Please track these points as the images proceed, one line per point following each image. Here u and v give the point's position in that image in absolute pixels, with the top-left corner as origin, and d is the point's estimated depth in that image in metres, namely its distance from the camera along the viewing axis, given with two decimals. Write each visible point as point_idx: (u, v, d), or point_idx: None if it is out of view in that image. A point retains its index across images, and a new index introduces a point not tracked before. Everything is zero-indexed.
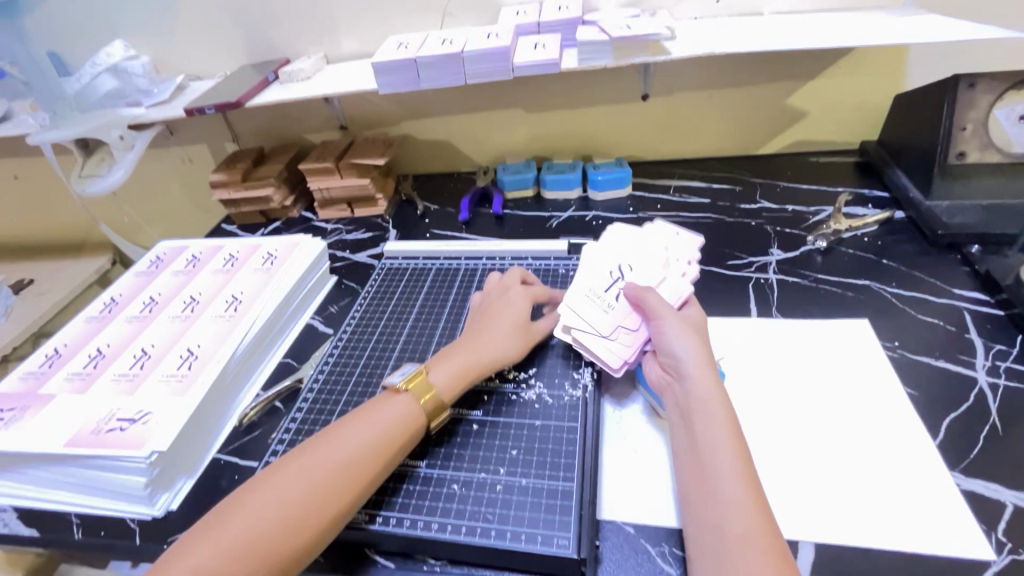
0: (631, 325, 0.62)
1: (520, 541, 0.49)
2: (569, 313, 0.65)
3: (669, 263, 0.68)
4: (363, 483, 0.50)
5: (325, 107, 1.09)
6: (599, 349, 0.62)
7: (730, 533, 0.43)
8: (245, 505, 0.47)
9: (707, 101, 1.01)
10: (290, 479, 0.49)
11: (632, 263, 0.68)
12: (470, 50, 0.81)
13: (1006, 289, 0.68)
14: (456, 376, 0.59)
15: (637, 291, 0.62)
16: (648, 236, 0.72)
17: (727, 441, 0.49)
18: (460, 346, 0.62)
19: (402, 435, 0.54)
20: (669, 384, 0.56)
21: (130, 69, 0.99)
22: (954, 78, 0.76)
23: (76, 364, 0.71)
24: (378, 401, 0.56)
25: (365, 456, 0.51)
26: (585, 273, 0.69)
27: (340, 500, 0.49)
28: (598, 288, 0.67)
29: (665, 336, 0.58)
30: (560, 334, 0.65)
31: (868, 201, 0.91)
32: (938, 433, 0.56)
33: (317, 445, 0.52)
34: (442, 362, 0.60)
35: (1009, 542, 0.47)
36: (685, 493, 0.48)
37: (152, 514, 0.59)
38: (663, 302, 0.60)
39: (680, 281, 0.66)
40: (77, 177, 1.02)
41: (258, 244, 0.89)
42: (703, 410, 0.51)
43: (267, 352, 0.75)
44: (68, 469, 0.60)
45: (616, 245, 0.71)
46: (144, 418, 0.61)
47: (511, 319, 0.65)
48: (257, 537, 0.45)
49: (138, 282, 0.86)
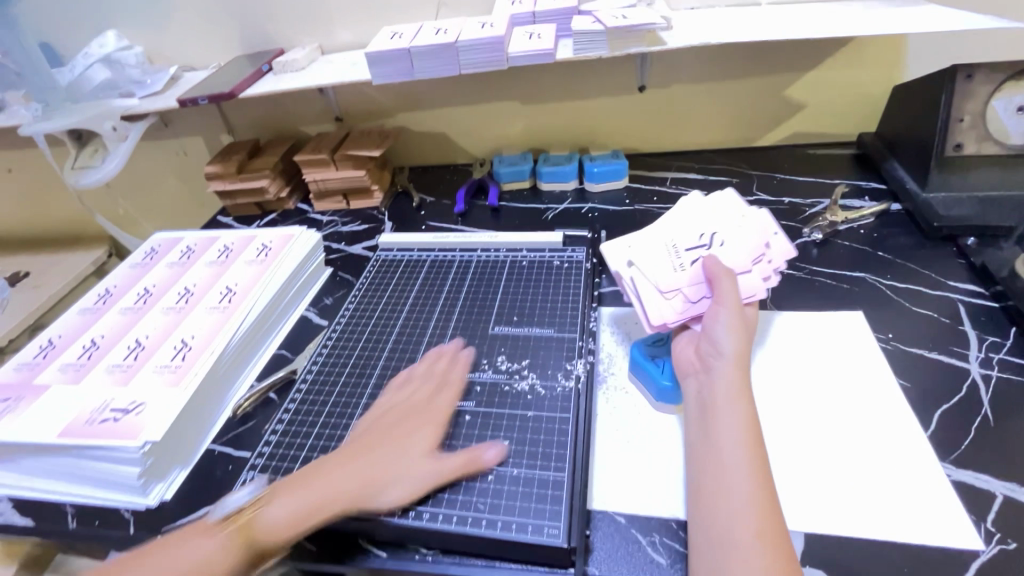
0: (691, 296, 0.57)
1: (511, 531, 0.49)
2: (639, 252, 0.61)
3: (762, 259, 0.59)
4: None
5: (320, 98, 1.08)
6: (647, 298, 0.57)
7: (737, 531, 0.42)
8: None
9: (704, 93, 1.01)
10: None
11: (726, 236, 0.60)
12: (464, 40, 0.80)
13: (1001, 282, 0.68)
14: (294, 516, 0.50)
15: (715, 269, 0.55)
16: (758, 218, 0.61)
17: (744, 438, 0.46)
18: (319, 476, 0.52)
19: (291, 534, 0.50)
20: (696, 371, 0.54)
21: (124, 59, 0.99)
22: (952, 69, 0.76)
23: (70, 355, 0.71)
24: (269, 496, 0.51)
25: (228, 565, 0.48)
26: (670, 226, 0.63)
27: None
28: (678, 244, 0.61)
29: (714, 323, 0.53)
30: (617, 264, 0.62)
31: (865, 193, 0.91)
32: (930, 424, 0.56)
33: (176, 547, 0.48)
34: (291, 492, 0.51)
35: (998, 532, 0.47)
36: (696, 486, 0.46)
37: (147, 503, 0.59)
38: (733, 291, 0.54)
39: (759, 282, 0.58)
40: (71, 169, 1.01)
41: (253, 236, 0.89)
42: (726, 407, 0.48)
43: (261, 343, 0.75)
44: (62, 459, 0.60)
45: (721, 213, 0.62)
46: (138, 408, 0.61)
47: (399, 447, 0.54)
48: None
49: (133, 273, 0.86)
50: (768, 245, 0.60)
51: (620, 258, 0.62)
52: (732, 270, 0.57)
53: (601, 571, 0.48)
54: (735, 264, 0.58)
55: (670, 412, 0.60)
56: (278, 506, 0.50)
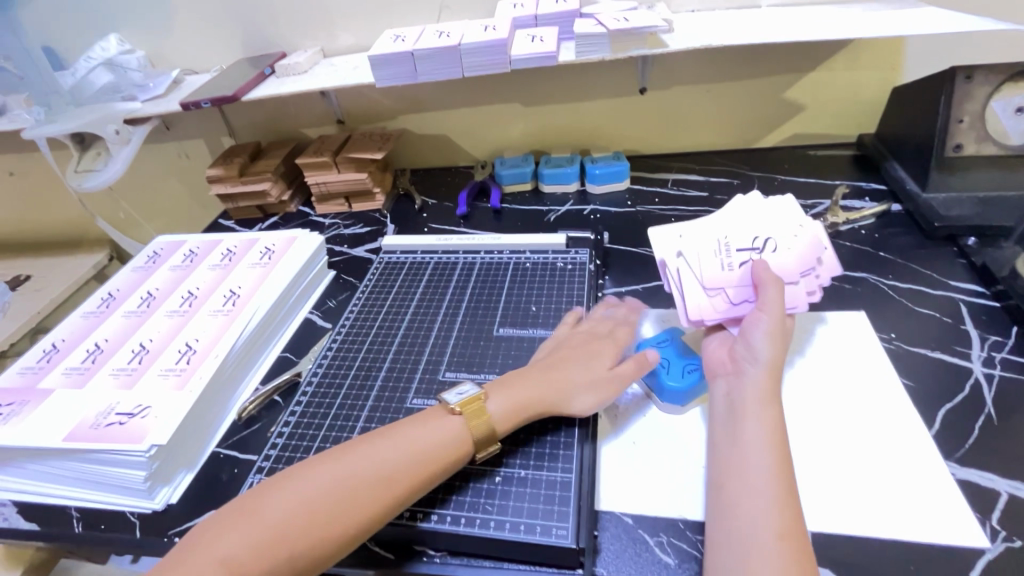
0: (734, 298, 0.57)
1: (520, 532, 0.49)
2: (691, 244, 0.61)
3: (812, 272, 0.58)
4: (364, 520, 0.47)
5: (322, 101, 1.09)
6: (689, 292, 0.58)
7: (759, 531, 0.41)
8: (227, 535, 0.44)
9: (705, 95, 1.01)
10: (283, 506, 0.46)
11: (780, 243, 0.59)
12: (467, 43, 0.80)
13: (1002, 281, 0.68)
14: (513, 408, 0.55)
15: (762, 275, 0.55)
16: (815, 228, 0.59)
17: (769, 441, 0.46)
18: (529, 377, 0.58)
19: (426, 466, 0.50)
20: (727, 372, 0.53)
21: (126, 63, 1.00)
22: (951, 71, 0.77)
23: (74, 359, 0.71)
24: (426, 419, 0.54)
25: (375, 486, 0.48)
26: (723, 222, 0.62)
27: (357, 524, 0.47)
28: (731, 243, 0.60)
29: (754, 328, 0.53)
30: (665, 252, 0.61)
31: (865, 194, 0.91)
32: (934, 424, 0.57)
33: (314, 471, 0.49)
34: (506, 389, 0.56)
35: (1003, 530, 0.48)
36: (716, 485, 0.46)
37: (153, 507, 0.59)
38: (778, 299, 0.53)
39: (803, 294, 0.57)
40: (73, 172, 1.01)
41: (256, 239, 0.89)
42: (754, 410, 0.48)
43: (266, 346, 0.75)
44: (67, 463, 0.60)
45: (780, 219, 0.60)
46: (143, 412, 0.61)
47: (586, 361, 0.59)
48: (232, 569, 0.43)
49: (136, 277, 0.86)
50: (820, 257, 0.59)
51: (669, 247, 0.61)
52: (781, 278, 0.56)
53: (609, 571, 0.48)
54: (783, 273, 0.57)
55: (676, 412, 0.60)
56: (498, 400, 0.55)
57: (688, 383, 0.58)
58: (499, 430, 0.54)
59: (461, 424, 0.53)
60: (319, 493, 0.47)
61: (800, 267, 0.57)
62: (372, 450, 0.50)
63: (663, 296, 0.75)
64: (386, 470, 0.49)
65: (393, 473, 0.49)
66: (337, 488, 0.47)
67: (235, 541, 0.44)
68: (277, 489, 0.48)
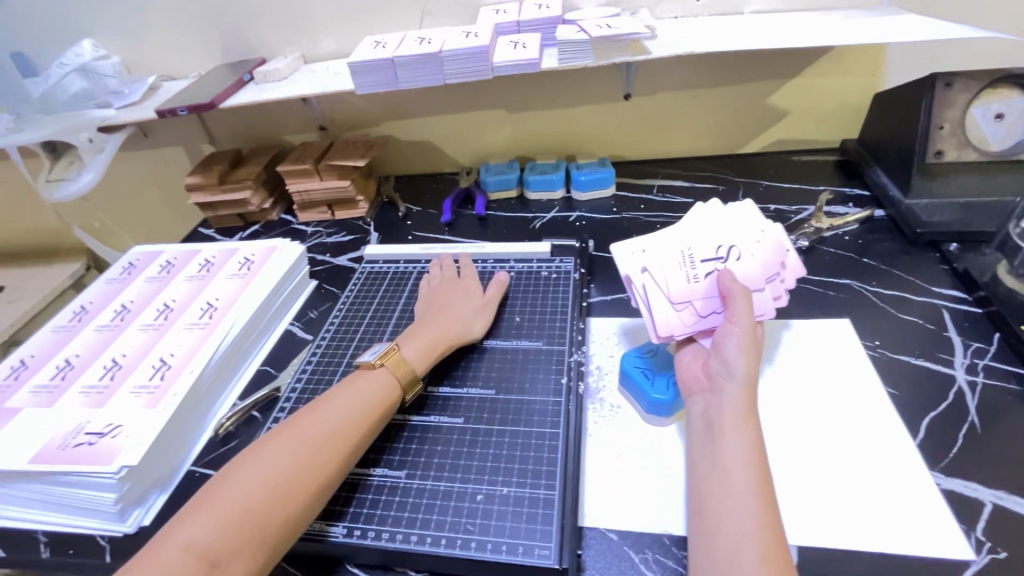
0: (702, 310, 0.56)
1: (502, 553, 0.48)
2: (655, 258, 0.58)
3: (776, 278, 0.57)
4: (319, 482, 0.50)
5: (303, 107, 1.07)
6: (658, 307, 0.56)
7: (742, 555, 0.40)
8: (187, 524, 0.45)
9: (689, 101, 1.01)
10: (241, 486, 0.47)
11: (744, 250, 0.57)
12: (448, 49, 0.79)
13: (983, 287, 0.69)
14: (425, 350, 0.63)
15: (730, 285, 0.53)
16: (776, 232, 0.58)
17: (749, 459, 0.46)
18: (428, 324, 0.66)
19: (372, 411, 0.56)
20: (703, 389, 0.52)
21: (100, 69, 0.97)
22: (930, 79, 0.77)
23: (43, 376, 0.69)
24: (355, 379, 0.59)
25: (323, 446, 0.52)
26: (687, 233, 0.60)
27: (312, 484, 0.49)
28: (694, 253, 0.58)
29: (725, 342, 0.51)
30: (629, 267, 0.58)
31: (849, 200, 0.91)
32: (918, 431, 0.56)
33: (262, 450, 0.51)
34: (410, 338, 0.64)
35: (988, 541, 0.47)
36: (699, 506, 0.45)
37: (124, 531, 0.57)
38: (747, 311, 0.52)
39: (769, 301, 0.56)
40: (44, 181, 0.99)
41: (234, 249, 0.87)
42: (733, 427, 0.48)
43: (244, 359, 0.73)
44: (35, 486, 0.57)
45: (739, 226, 0.59)
46: (114, 432, 0.59)
47: (465, 295, 0.71)
48: (205, 554, 0.43)
49: (110, 289, 0.83)
50: (784, 261, 0.58)
51: (632, 262, 0.59)
52: (747, 287, 0.55)
53: None
54: (749, 281, 0.56)
55: (660, 424, 0.59)
56: (407, 347, 0.62)
57: (673, 395, 0.58)
58: (419, 370, 0.61)
59: (382, 375, 0.59)
60: (274, 464, 0.49)
61: (765, 274, 0.56)
62: (310, 419, 0.54)
63: None
64: (332, 426, 0.53)
65: (336, 432, 0.53)
66: (287, 457, 0.50)
67: (197, 526, 0.45)
68: (232, 473, 0.49)
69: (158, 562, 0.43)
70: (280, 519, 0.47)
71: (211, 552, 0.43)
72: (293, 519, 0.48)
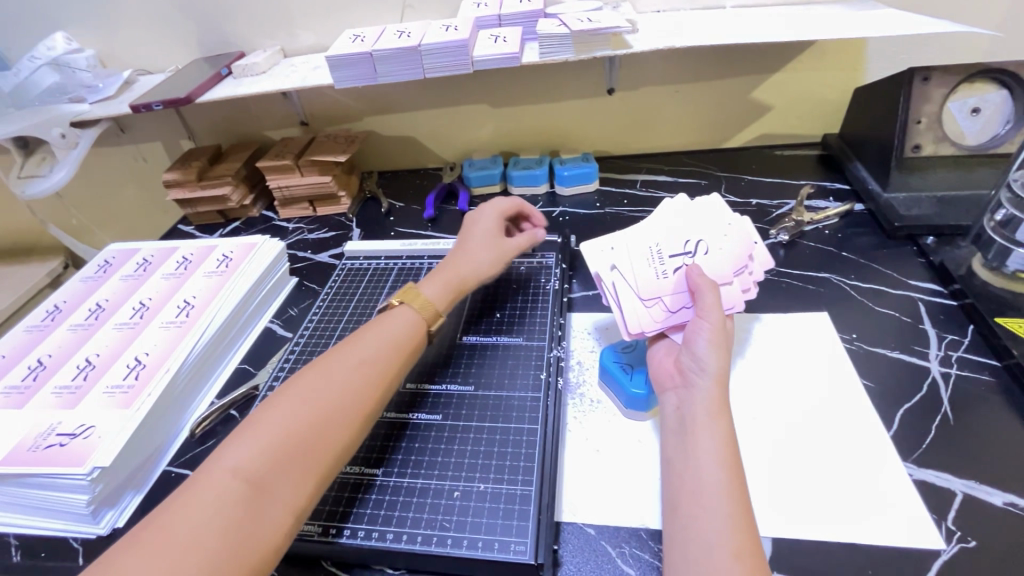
0: (672, 305, 0.56)
1: (477, 549, 0.48)
2: (623, 255, 0.58)
3: (744, 270, 0.58)
4: (359, 413, 0.52)
5: (284, 102, 1.06)
6: (628, 304, 0.56)
7: (715, 549, 0.41)
8: (230, 453, 0.46)
9: (672, 96, 1.01)
10: (280, 416, 0.49)
11: (711, 244, 0.58)
12: (427, 43, 0.79)
13: (959, 280, 0.70)
14: (444, 291, 0.67)
15: (698, 279, 0.54)
16: (743, 227, 0.59)
17: (722, 453, 0.46)
18: (448, 267, 0.70)
19: (405, 347, 0.59)
20: (675, 385, 0.52)
21: (73, 63, 0.94)
22: (907, 73, 0.77)
23: (14, 377, 0.68)
24: (385, 319, 0.61)
25: (358, 379, 0.54)
26: (653, 227, 0.60)
27: (354, 412, 0.52)
28: (663, 248, 0.58)
29: (696, 336, 0.52)
30: (599, 265, 0.59)
31: (829, 194, 0.92)
32: (893, 424, 0.57)
33: (298, 383, 0.52)
34: (432, 280, 0.68)
35: (958, 531, 0.48)
36: (673, 500, 0.46)
37: (97, 532, 0.56)
38: (716, 303, 0.52)
39: (738, 294, 0.57)
40: (16, 178, 0.97)
41: (213, 246, 0.86)
42: (706, 420, 0.48)
43: (222, 358, 0.72)
44: (5, 488, 0.56)
45: (707, 219, 0.59)
46: (86, 432, 0.58)
47: (487, 233, 0.73)
48: (253, 477, 0.45)
49: (84, 287, 0.82)
50: (751, 254, 0.59)
51: (602, 260, 0.59)
52: (715, 281, 0.55)
53: None
54: (718, 275, 0.56)
55: (639, 419, 0.59)
56: (429, 288, 0.66)
57: (652, 390, 0.58)
58: (440, 307, 0.65)
59: (408, 313, 0.62)
60: (316, 393, 0.51)
61: (734, 267, 0.57)
62: (347, 354, 0.56)
63: None
64: (368, 361, 0.55)
65: (371, 366, 0.55)
66: (328, 387, 0.52)
67: (243, 452, 0.46)
68: (271, 406, 0.50)
69: (206, 489, 0.44)
70: (324, 445, 0.49)
71: (260, 476, 0.45)
72: (334, 449, 0.49)
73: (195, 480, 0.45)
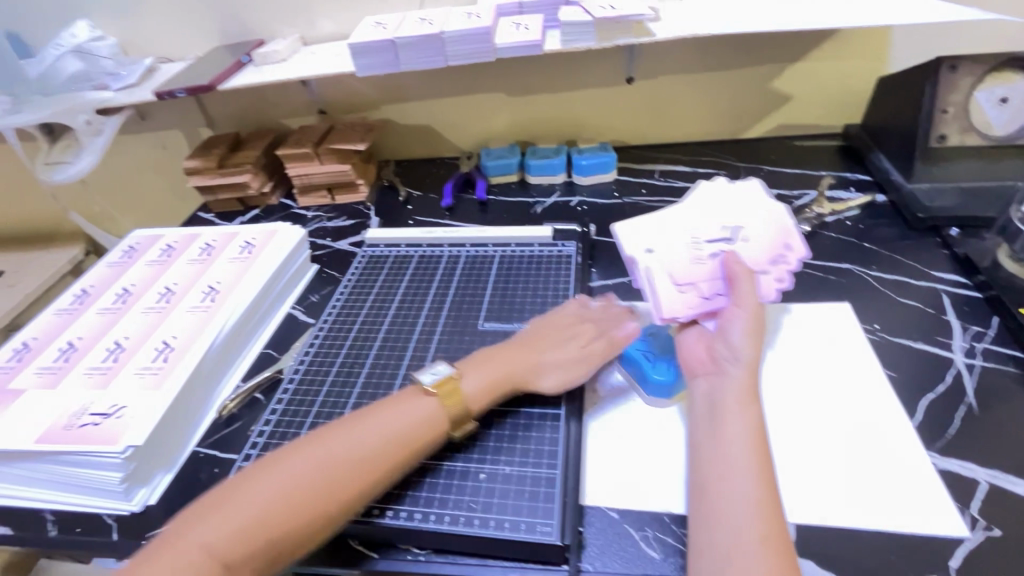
0: (706, 292, 0.57)
1: (504, 530, 0.49)
2: (660, 240, 0.60)
3: (781, 261, 0.58)
4: (343, 507, 0.48)
5: (302, 91, 1.06)
6: (663, 289, 0.57)
7: (743, 534, 0.41)
8: (207, 521, 0.45)
9: (692, 85, 1.00)
10: (257, 493, 0.46)
11: (748, 233, 0.59)
12: (450, 31, 0.79)
13: (984, 272, 0.69)
14: (486, 387, 0.56)
15: (734, 267, 0.55)
16: (779, 216, 0.60)
17: (752, 441, 0.46)
18: (507, 357, 0.59)
19: (416, 436, 0.52)
20: (707, 371, 0.53)
21: (96, 50, 0.96)
22: (934, 63, 0.76)
23: (46, 358, 0.69)
24: (406, 399, 0.55)
25: (347, 469, 0.49)
26: (690, 214, 0.62)
27: (338, 504, 0.47)
28: (700, 236, 0.60)
29: (730, 325, 0.53)
30: (635, 249, 0.60)
31: (851, 184, 0.91)
32: (916, 413, 0.57)
33: (293, 458, 0.49)
34: (477, 368, 0.58)
35: (983, 519, 0.48)
36: (700, 484, 0.46)
37: (130, 509, 0.57)
38: (751, 292, 0.54)
39: (772, 284, 0.57)
40: (43, 164, 0.99)
41: (235, 233, 0.87)
42: (734, 408, 0.48)
43: (246, 343, 0.73)
44: (41, 466, 0.58)
45: (746, 209, 0.61)
46: (119, 412, 0.59)
47: (571, 341, 0.61)
48: (216, 559, 0.43)
49: (111, 272, 0.83)
50: (789, 245, 0.59)
51: (638, 243, 0.61)
52: (751, 269, 0.57)
53: (595, 567, 0.48)
54: (755, 263, 0.57)
55: (661, 406, 0.60)
56: (471, 379, 0.57)
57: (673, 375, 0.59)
58: (476, 407, 0.55)
59: (432, 404, 0.54)
60: (304, 476, 0.47)
61: (770, 256, 0.58)
62: (353, 434, 0.51)
63: None
64: (370, 448, 0.50)
65: (374, 454, 0.50)
66: (319, 470, 0.48)
67: (218, 527, 0.44)
68: (255, 475, 0.48)
69: (176, 552, 0.43)
70: (297, 534, 0.46)
71: (224, 557, 0.43)
72: (300, 540, 0.46)
73: (178, 532, 0.45)
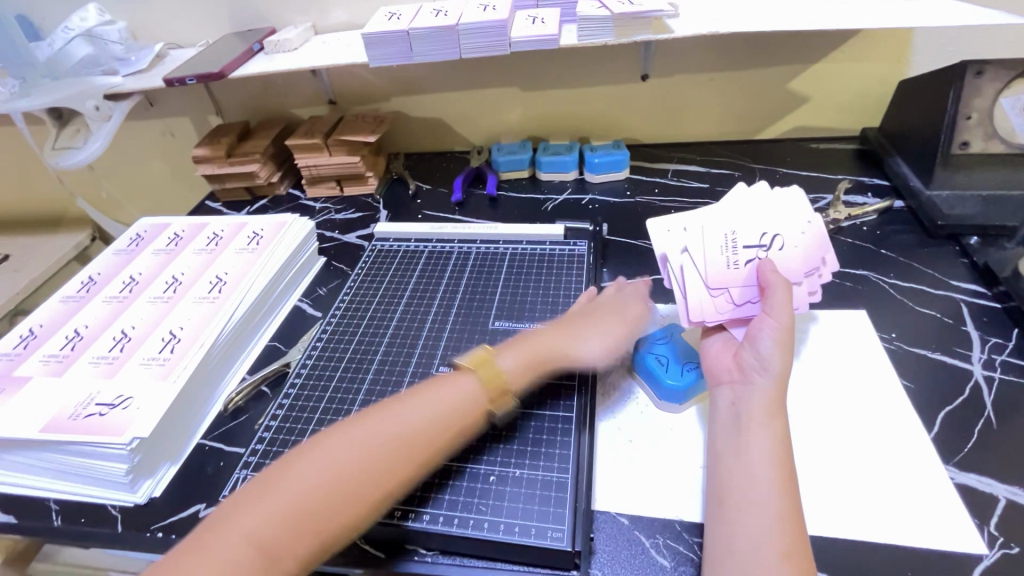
0: (737, 298, 0.56)
1: (513, 534, 0.48)
2: (696, 239, 0.57)
3: (814, 272, 0.57)
4: (388, 486, 0.47)
5: (313, 80, 1.05)
6: (692, 290, 0.56)
7: (762, 550, 0.41)
8: (241, 515, 0.43)
9: (708, 84, 0.99)
10: (303, 473, 0.45)
11: (787, 241, 0.56)
12: (465, 23, 0.77)
13: (1004, 282, 0.67)
14: (525, 362, 0.58)
15: (769, 277, 0.54)
16: (822, 224, 0.57)
17: (773, 454, 0.45)
18: (541, 334, 0.61)
19: (458, 418, 0.52)
20: (732, 379, 0.52)
21: (107, 35, 0.95)
22: (960, 67, 0.75)
23: (53, 346, 0.69)
24: (446, 379, 0.55)
25: (392, 450, 0.48)
26: (728, 213, 0.58)
27: (383, 484, 0.47)
28: (738, 238, 0.57)
29: (762, 336, 0.51)
30: (667, 246, 0.59)
31: (868, 190, 0.90)
32: (934, 425, 0.56)
33: (335, 441, 0.48)
34: (514, 347, 0.59)
35: (1001, 536, 0.47)
36: (719, 495, 0.46)
37: (135, 501, 0.57)
38: (786, 303, 0.52)
39: (803, 295, 0.57)
40: (51, 149, 0.98)
41: (244, 223, 0.86)
42: (758, 419, 0.48)
43: (253, 335, 0.73)
44: (47, 455, 0.57)
45: (787, 213, 0.57)
46: (125, 403, 0.59)
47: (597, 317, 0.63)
48: (260, 545, 0.42)
49: (118, 260, 0.83)
50: (825, 257, 0.57)
51: (671, 242, 0.58)
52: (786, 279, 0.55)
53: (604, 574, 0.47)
54: (789, 273, 0.56)
55: (674, 411, 0.59)
56: (509, 356, 0.58)
57: (687, 380, 0.58)
58: (515, 383, 0.56)
59: (472, 382, 0.54)
60: (347, 453, 0.47)
61: (805, 267, 0.56)
62: (393, 414, 0.51)
63: (661, 291, 0.74)
64: (410, 427, 0.50)
65: (414, 434, 0.50)
66: (366, 449, 0.48)
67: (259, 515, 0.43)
68: (290, 462, 0.47)
69: (213, 549, 0.41)
70: (343, 516, 0.45)
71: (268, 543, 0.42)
72: (349, 523, 0.45)
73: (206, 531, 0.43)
